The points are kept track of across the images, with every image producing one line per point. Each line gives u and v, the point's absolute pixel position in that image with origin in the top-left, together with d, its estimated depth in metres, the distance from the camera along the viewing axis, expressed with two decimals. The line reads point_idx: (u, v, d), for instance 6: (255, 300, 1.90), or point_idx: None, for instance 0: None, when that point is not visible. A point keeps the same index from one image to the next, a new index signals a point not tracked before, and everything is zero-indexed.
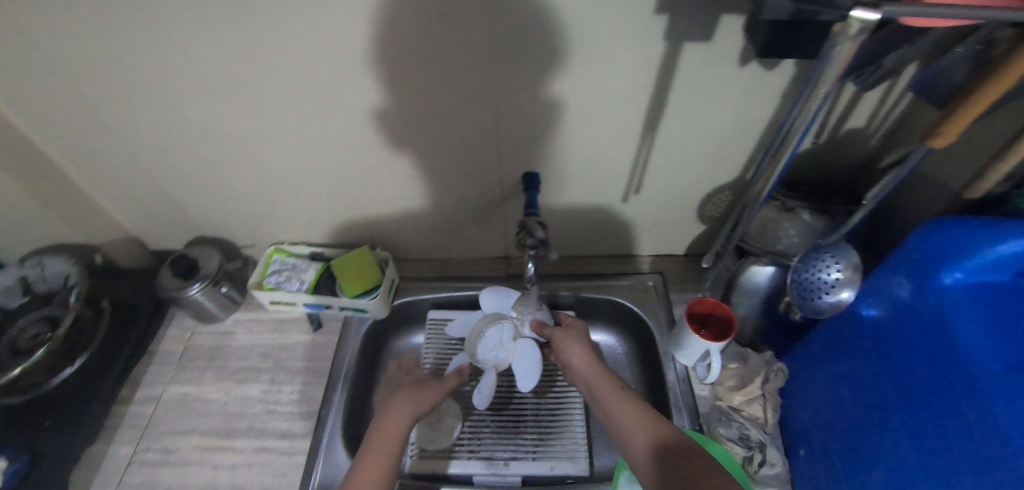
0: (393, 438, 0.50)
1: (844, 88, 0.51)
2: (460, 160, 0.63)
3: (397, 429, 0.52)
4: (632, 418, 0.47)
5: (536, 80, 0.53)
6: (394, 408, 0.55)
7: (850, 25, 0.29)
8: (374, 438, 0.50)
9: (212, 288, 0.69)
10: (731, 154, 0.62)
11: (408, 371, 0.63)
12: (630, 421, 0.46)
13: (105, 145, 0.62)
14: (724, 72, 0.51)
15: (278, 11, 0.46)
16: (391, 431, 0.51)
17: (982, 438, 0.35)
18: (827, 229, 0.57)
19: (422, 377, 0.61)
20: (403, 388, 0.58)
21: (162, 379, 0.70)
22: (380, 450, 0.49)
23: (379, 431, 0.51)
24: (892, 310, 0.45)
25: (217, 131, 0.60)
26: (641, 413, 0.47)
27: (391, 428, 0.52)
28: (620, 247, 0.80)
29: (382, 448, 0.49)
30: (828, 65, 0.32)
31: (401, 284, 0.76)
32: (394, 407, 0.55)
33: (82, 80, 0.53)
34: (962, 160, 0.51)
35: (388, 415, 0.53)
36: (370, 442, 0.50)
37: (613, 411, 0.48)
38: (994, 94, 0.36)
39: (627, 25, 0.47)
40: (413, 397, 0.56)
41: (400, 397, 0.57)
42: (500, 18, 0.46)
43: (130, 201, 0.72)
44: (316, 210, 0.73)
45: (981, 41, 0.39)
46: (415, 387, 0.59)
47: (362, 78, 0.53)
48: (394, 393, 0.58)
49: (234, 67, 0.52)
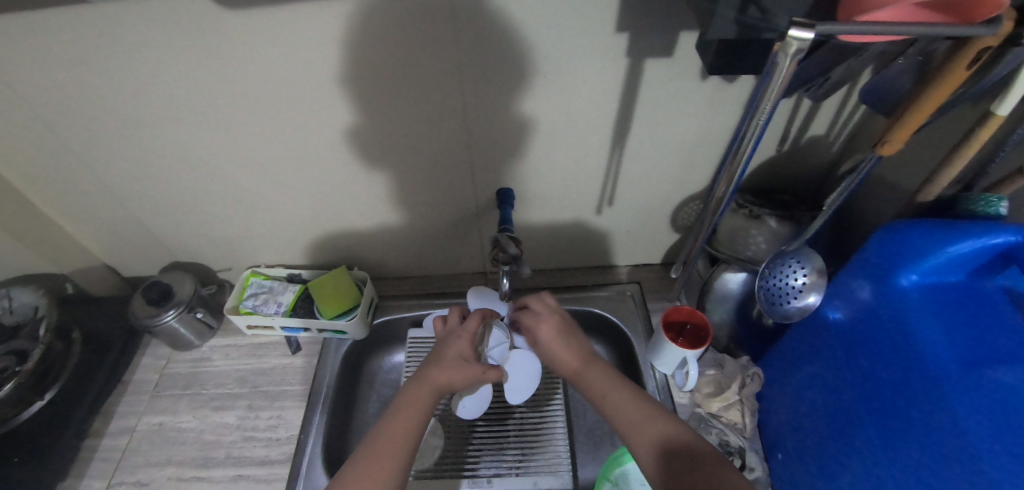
0: (416, 412, 0.49)
1: (801, 99, 0.53)
2: (433, 179, 0.64)
3: (423, 400, 0.50)
4: (632, 414, 0.47)
5: (504, 98, 0.54)
6: (425, 380, 0.52)
7: (789, 45, 0.30)
8: (400, 406, 0.49)
9: (187, 314, 0.69)
10: (699, 164, 0.63)
11: (463, 334, 0.57)
12: (625, 416, 0.47)
13: (74, 174, 0.62)
14: (684, 86, 0.53)
15: (244, 36, 0.47)
16: (416, 404, 0.49)
17: (944, 437, 0.36)
18: (792, 234, 0.59)
19: (466, 350, 0.56)
20: (442, 360, 0.54)
21: (136, 410, 0.68)
22: (406, 416, 0.48)
23: (404, 400, 0.50)
24: (856, 313, 0.47)
25: (188, 156, 0.60)
26: (645, 407, 0.47)
27: (419, 400, 0.50)
28: (597, 258, 0.81)
29: (405, 418, 0.48)
30: (772, 81, 0.33)
31: (380, 304, 0.76)
32: (430, 379, 0.52)
33: (48, 109, 0.53)
34: (915, 165, 0.53)
35: (419, 386, 0.51)
36: (392, 413, 0.49)
37: (613, 405, 0.49)
38: (935, 104, 0.38)
39: (589, 44, 0.48)
40: (447, 374, 0.53)
41: (439, 367, 0.53)
42: (464, 39, 0.47)
43: (102, 229, 0.71)
44: (291, 232, 0.73)
45: (921, 52, 0.40)
46: (455, 361, 0.54)
47: (331, 101, 0.54)
48: (435, 360, 0.54)
49: (202, 93, 0.52)
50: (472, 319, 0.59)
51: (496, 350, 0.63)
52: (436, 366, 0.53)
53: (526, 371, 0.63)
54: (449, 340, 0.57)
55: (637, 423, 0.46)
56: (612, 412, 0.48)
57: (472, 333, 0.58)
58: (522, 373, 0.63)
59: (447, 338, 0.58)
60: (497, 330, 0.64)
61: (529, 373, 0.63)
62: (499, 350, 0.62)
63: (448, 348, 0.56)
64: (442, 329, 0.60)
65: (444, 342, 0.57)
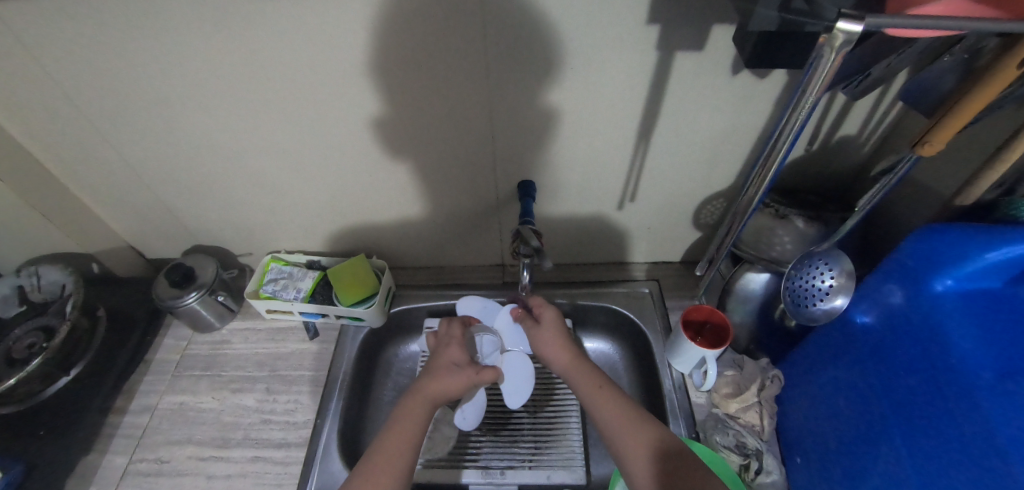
0: (412, 422, 0.50)
1: (835, 96, 0.52)
2: (456, 168, 0.64)
3: (418, 410, 0.51)
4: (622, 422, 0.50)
5: (530, 88, 0.53)
6: (419, 391, 0.54)
7: (835, 37, 0.29)
8: (399, 417, 0.51)
9: (208, 298, 0.69)
10: (725, 161, 0.62)
11: (451, 342, 0.60)
12: (614, 419, 0.50)
13: (103, 156, 0.62)
14: (715, 81, 0.52)
15: (272, 20, 0.46)
16: (411, 415, 0.51)
17: (977, 445, 0.35)
18: (820, 236, 0.58)
19: (456, 356, 0.58)
20: (434, 370, 0.56)
21: (157, 388, 0.69)
22: (402, 426, 0.50)
23: (401, 412, 0.51)
24: (886, 317, 0.45)
25: (214, 140, 0.61)
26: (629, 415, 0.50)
27: (416, 410, 0.52)
28: (616, 254, 0.80)
29: (406, 428, 0.50)
30: (815, 74, 0.32)
31: (397, 293, 0.76)
32: (423, 389, 0.54)
33: (79, 89, 0.53)
34: (957, 167, 0.51)
35: (414, 397, 0.53)
36: (392, 425, 0.51)
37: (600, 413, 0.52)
38: (981, 104, 0.37)
39: (620, 34, 0.47)
40: (441, 382, 0.54)
41: (431, 377, 0.55)
42: (494, 27, 0.47)
43: (128, 211, 0.72)
44: (311, 218, 0.73)
45: (968, 49, 0.39)
46: (446, 368, 0.56)
47: (359, 89, 0.54)
48: (428, 371, 0.56)
49: (230, 77, 0.52)
50: (455, 326, 0.62)
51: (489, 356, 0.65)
52: (430, 376, 0.55)
53: (521, 370, 0.65)
54: (441, 350, 0.59)
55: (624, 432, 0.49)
56: (597, 413, 0.52)
57: (459, 340, 0.60)
58: (517, 374, 0.65)
59: (438, 348, 0.60)
60: (488, 337, 0.66)
61: (524, 371, 0.64)
62: (494, 354, 0.65)
63: (440, 357, 0.58)
64: (431, 342, 0.63)
65: (436, 352, 0.60)
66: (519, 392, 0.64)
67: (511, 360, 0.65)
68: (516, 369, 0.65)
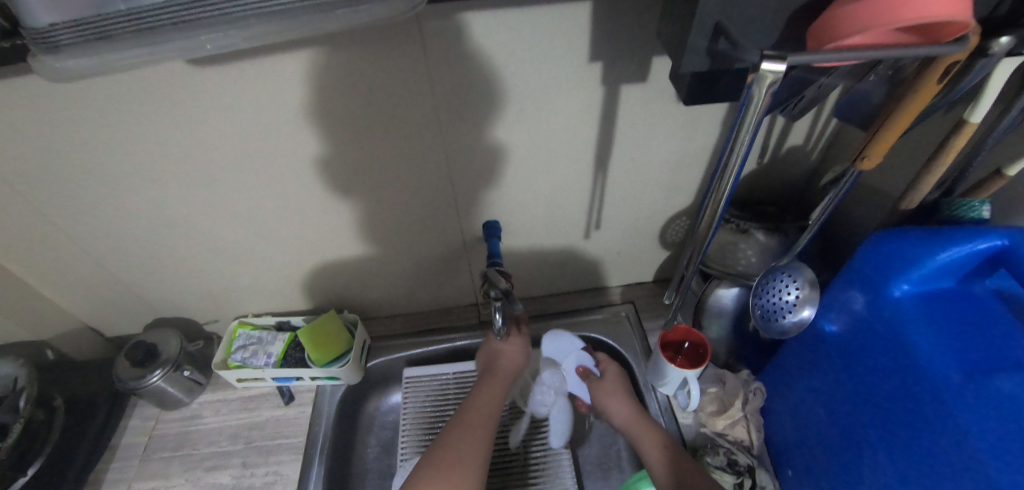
0: (494, 399, 0.59)
1: (776, 116, 0.54)
2: (419, 215, 0.63)
3: (498, 391, 0.60)
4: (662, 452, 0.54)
5: (484, 132, 0.54)
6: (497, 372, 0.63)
7: (763, 77, 0.30)
8: (484, 393, 0.59)
9: (174, 373, 0.67)
10: (683, 182, 0.63)
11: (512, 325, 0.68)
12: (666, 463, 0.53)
13: (48, 239, 0.59)
14: (662, 110, 0.53)
15: (213, 92, 0.46)
16: (493, 390, 0.60)
17: (957, 448, 0.35)
18: (781, 246, 0.59)
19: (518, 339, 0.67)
20: (501, 351, 0.65)
21: (125, 477, 0.65)
22: (489, 398, 0.59)
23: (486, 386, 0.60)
24: (851, 324, 0.46)
25: (165, 212, 0.59)
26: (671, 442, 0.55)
27: (495, 389, 0.60)
28: (591, 280, 0.80)
29: (489, 402, 0.58)
30: (750, 106, 0.33)
31: (373, 345, 0.74)
32: (503, 372, 0.63)
33: (13, 177, 0.51)
34: (898, 170, 0.54)
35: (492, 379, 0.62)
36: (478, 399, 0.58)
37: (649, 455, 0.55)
38: (909, 117, 0.39)
39: (565, 74, 0.48)
40: (510, 365, 0.64)
41: (505, 358, 0.64)
42: (439, 77, 0.47)
43: (81, 292, 0.69)
44: (277, 277, 0.71)
45: (890, 68, 0.41)
46: (512, 350, 0.65)
47: (312, 148, 0.53)
48: (499, 352, 0.65)
49: (176, 150, 0.51)
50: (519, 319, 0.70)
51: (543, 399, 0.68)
52: (501, 357, 0.64)
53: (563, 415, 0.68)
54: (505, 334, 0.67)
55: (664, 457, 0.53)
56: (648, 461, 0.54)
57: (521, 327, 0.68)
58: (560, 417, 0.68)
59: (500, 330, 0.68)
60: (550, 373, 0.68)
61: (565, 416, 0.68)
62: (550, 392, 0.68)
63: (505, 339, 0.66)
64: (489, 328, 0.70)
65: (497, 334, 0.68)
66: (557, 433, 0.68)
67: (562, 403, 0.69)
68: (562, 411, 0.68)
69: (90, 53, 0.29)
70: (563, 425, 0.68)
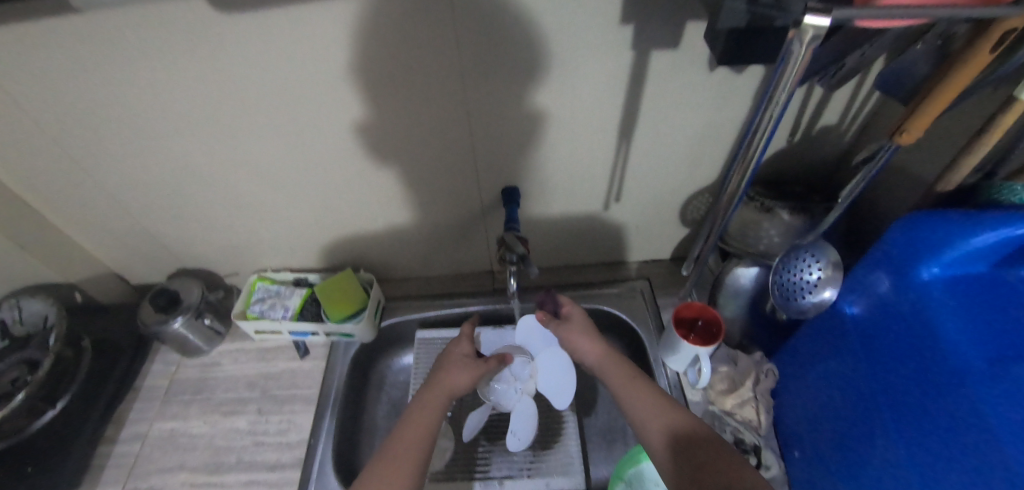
0: (426, 417, 0.52)
1: (813, 87, 0.52)
2: (439, 177, 0.63)
3: (434, 404, 0.54)
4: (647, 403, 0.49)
5: (509, 94, 0.53)
6: (436, 384, 0.56)
7: (804, 32, 0.28)
8: (414, 413, 0.53)
9: (195, 321, 0.69)
10: (708, 157, 0.62)
11: (461, 337, 0.62)
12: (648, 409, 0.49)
13: (78, 183, 0.61)
14: (693, 78, 0.52)
15: (240, 39, 0.46)
16: (430, 404, 0.53)
17: (972, 439, 0.34)
18: (806, 226, 0.57)
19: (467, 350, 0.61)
20: (445, 363, 0.59)
21: (147, 416, 0.68)
22: (421, 416, 0.52)
23: (420, 401, 0.54)
24: (875, 307, 0.45)
25: (191, 161, 0.59)
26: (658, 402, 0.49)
27: (429, 405, 0.53)
28: (606, 254, 0.79)
29: (422, 418, 0.52)
30: (787, 68, 0.32)
31: (387, 306, 0.76)
32: (439, 384, 0.56)
33: (47, 118, 0.52)
34: (937, 152, 0.51)
35: (430, 390, 0.55)
36: (407, 423, 0.51)
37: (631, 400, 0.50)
38: (955, 90, 0.37)
39: (595, 36, 0.47)
40: (458, 376, 0.57)
41: (449, 369, 0.57)
42: (467, 33, 0.46)
43: (109, 238, 0.71)
44: (296, 234, 0.72)
45: (940, 36, 0.39)
46: (458, 360, 0.59)
47: (335, 102, 0.53)
48: (444, 363, 0.59)
49: (203, 97, 0.51)
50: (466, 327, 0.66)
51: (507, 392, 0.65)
52: (444, 372, 0.57)
53: (559, 369, 0.62)
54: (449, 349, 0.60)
55: (651, 417, 0.48)
56: (629, 405, 0.50)
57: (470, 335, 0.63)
58: (554, 375, 0.62)
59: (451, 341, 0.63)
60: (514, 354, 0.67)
61: (562, 368, 0.62)
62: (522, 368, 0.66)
63: (451, 351, 0.60)
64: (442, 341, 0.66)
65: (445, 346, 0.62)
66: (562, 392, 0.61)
67: (543, 365, 0.63)
68: (551, 368, 0.63)
69: None
70: (561, 382, 0.61)
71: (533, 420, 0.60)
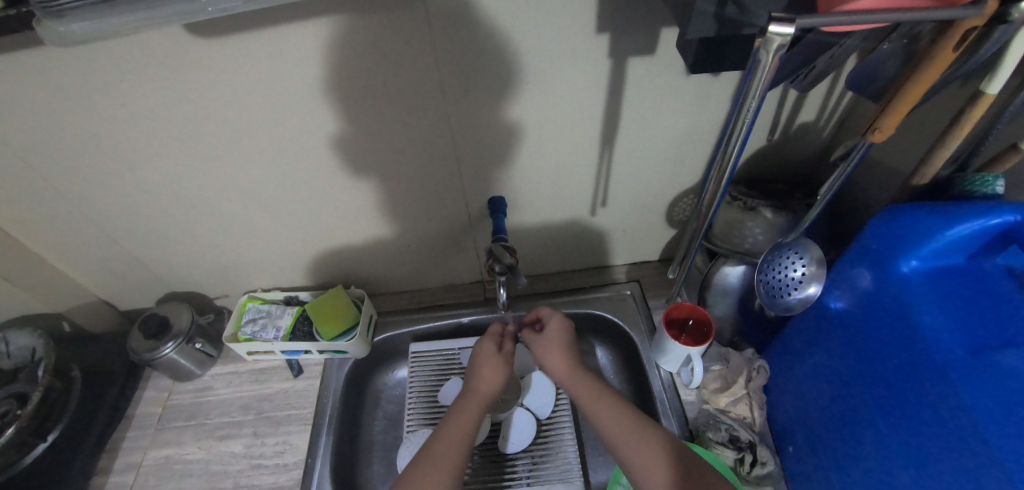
0: (468, 420, 0.55)
1: (788, 89, 0.53)
2: (424, 190, 0.63)
3: (474, 411, 0.56)
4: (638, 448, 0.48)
5: (490, 107, 0.53)
6: (474, 393, 0.59)
7: (770, 40, 0.29)
8: (456, 417, 0.55)
9: (186, 345, 0.68)
10: (690, 159, 0.63)
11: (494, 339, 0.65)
12: (639, 453, 0.47)
13: (61, 212, 0.61)
14: (669, 84, 0.52)
15: (217, 64, 0.46)
16: (469, 411, 0.56)
17: (955, 427, 0.35)
18: (788, 224, 0.58)
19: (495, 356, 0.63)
20: (481, 365, 0.62)
21: (140, 444, 0.67)
22: (462, 423, 0.54)
23: (460, 408, 0.57)
24: (858, 302, 0.46)
25: (174, 186, 0.59)
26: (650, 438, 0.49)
27: (470, 411, 0.56)
28: (597, 258, 0.80)
29: (464, 423, 0.54)
30: (755, 76, 0.33)
31: (380, 321, 0.76)
32: (477, 391, 0.59)
33: (26, 150, 0.52)
34: (911, 146, 0.52)
35: (470, 398, 0.58)
36: (449, 426, 0.54)
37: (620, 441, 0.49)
38: (921, 90, 0.37)
39: (572, 46, 0.47)
40: (490, 382, 0.60)
41: (484, 375, 0.60)
42: (445, 49, 0.46)
43: (95, 266, 0.70)
44: (285, 253, 0.72)
45: (906, 35, 0.40)
46: (492, 363, 0.61)
47: (318, 122, 0.53)
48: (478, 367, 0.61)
49: (183, 122, 0.51)
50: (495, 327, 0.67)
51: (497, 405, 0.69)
52: (480, 376, 0.60)
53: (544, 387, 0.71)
54: (485, 353, 0.63)
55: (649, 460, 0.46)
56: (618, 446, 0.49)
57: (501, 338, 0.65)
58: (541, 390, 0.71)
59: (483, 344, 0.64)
60: None
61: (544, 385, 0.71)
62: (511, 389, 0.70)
63: (483, 356, 0.63)
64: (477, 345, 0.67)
65: (477, 353, 0.63)
66: (545, 404, 0.69)
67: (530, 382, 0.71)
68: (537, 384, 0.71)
69: (92, 16, 0.32)
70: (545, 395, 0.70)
71: (526, 429, 0.67)
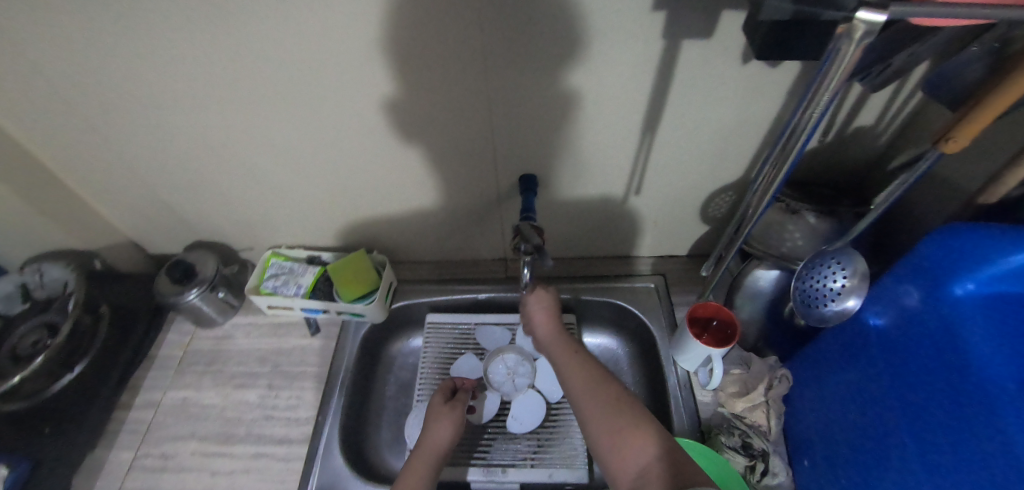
0: (418, 476, 0.51)
1: (852, 86, 0.49)
2: (455, 161, 0.62)
3: (424, 466, 0.52)
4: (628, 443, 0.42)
5: (530, 80, 0.51)
6: (424, 446, 0.55)
7: (855, 28, 0.26)
8: (404, 477, 0.51)
9: (210, 293, 0.70)
10: (733, 152, 0.60)
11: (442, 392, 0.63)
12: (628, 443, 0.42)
13: (98, 151, 0.61)
14: (723, 71, 0.49)
15: (258, 13, 0.44)
16: (420, 466, 0.52)
17: (992, 462, 0.32)
18: (833, 231, 0.56)
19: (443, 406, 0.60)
20: (429, 419, 0.59)
21: (161, 384, 0.70)
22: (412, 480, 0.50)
23: (409, 466, 0.53)
24: (900, 319, 0.43)
25: (208, 136, 0.59)
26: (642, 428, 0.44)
27: (419, 467, 0.52)
28: (623, 247, 0.78)
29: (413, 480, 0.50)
30: (831, 67, 0.30)
31: (398, 288, 0.76)
32: (428, 446, 0.55)
33: (68, 87, 0.52)
34: (981, 162, 0.48)
35: (420, 453, 0.54)
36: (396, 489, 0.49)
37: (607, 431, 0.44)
38: (1011, 99, 0.34)
39: (625, 23, 0.44)
40: (440, 433, 0.56)
41: (434, 427, 0.57)
42: (489, 16, 0.44)
43: (128, 207, 0.72)
44: (310, 212, 0.72)
45: (998, 38, 0.37)
46: (441, 415, 0.59)
47: (353, 82, 0.52)
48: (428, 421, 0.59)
49: (220, 71, 0.51)
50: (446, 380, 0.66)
51: (506, 385, 0.69)
52: (428, 432, 0.57)
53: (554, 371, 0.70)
54: (433, 409, 0.60)
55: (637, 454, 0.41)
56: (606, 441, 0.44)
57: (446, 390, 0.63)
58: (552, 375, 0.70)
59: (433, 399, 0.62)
60: (511, 354, 0.71)
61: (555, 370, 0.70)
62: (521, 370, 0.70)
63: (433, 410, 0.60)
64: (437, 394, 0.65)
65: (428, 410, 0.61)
66: (555, 388, 0.69)
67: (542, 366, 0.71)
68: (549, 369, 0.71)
69: None
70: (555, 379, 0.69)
71: (537, 411, 0.66)
